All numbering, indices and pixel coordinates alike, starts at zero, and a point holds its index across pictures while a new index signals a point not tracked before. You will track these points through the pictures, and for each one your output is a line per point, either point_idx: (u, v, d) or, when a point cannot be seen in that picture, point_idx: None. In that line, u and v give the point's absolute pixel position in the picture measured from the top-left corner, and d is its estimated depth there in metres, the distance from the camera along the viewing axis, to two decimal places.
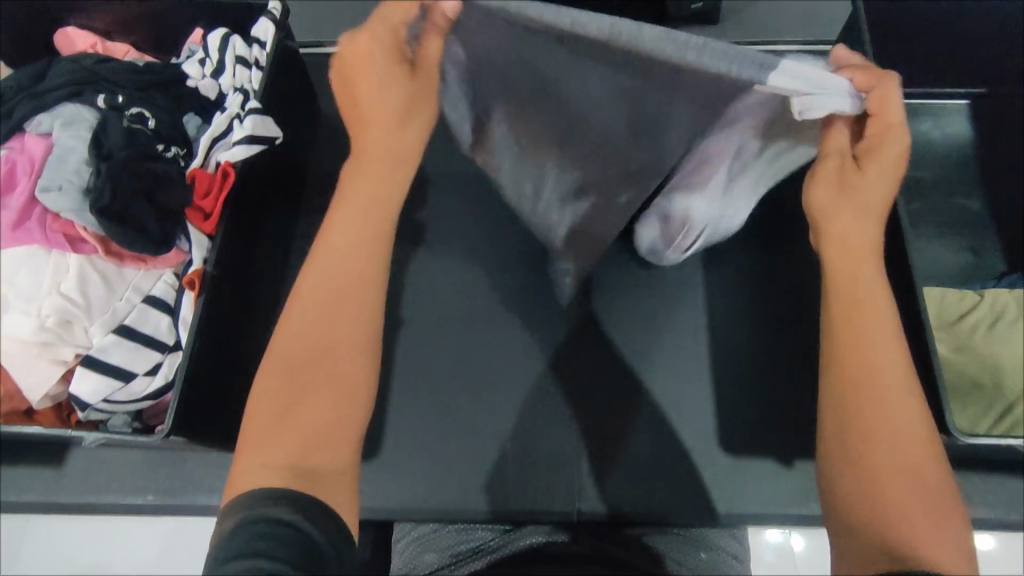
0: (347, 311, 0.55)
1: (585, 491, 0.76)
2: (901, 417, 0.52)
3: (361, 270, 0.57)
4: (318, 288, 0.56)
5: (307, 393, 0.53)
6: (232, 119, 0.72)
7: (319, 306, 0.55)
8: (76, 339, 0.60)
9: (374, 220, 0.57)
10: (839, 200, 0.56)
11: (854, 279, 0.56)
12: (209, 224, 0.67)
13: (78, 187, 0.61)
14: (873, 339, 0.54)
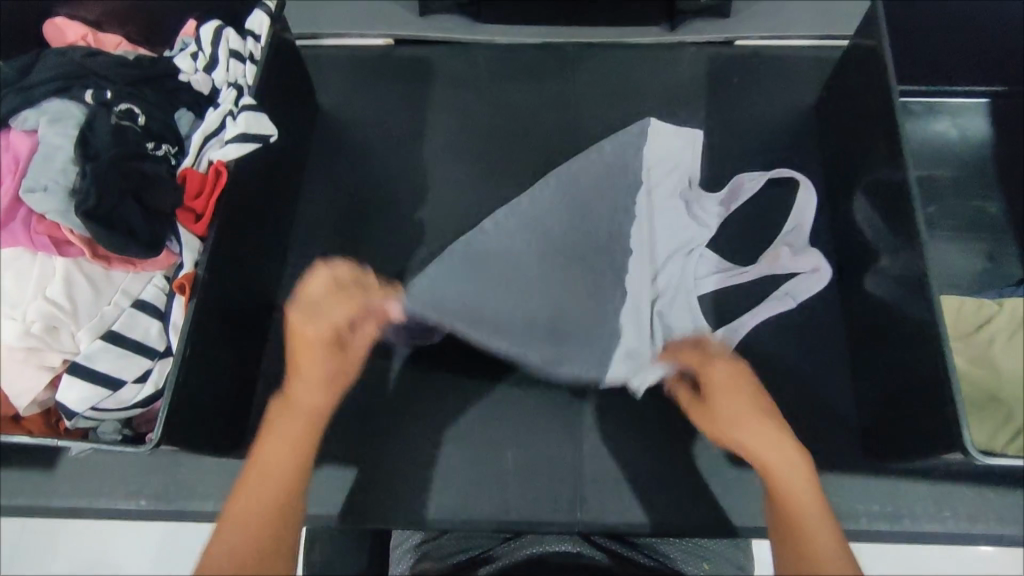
0: (290, 447, 0.66)
1: (585, 501, 0.75)
2: (817, 535, 0.58)
3: (293, 457, 0.65)
4: (272, 452, 0.65)
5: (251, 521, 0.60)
6: (224, 116, 0.70)
7: (274, 455, 0.65)
8: (62, 345, 0.58)
9: (314, 403, 0.69)
10: (730, 423, 0.68)
11: (777, 467, 0.64)
12: (199, 226, 0.65)
13: (64, 187, 0.58)
14: (788, 476, 0.63)
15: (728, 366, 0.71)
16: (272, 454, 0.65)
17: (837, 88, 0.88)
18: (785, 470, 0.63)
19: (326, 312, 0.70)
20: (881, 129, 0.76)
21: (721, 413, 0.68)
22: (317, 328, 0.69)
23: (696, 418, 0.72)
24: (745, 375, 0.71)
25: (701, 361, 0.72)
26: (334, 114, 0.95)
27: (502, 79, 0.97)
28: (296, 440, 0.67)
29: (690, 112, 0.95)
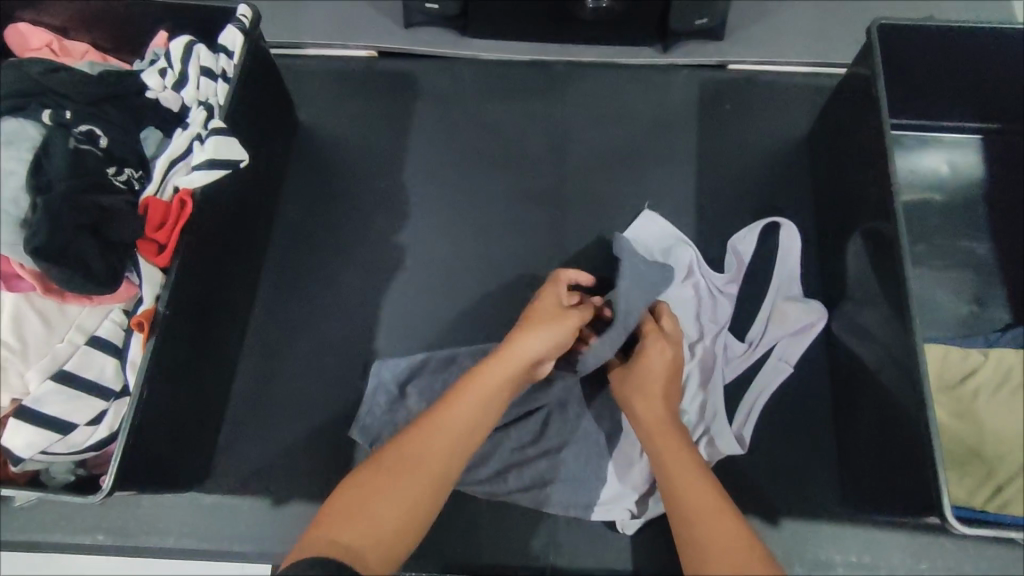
0: (462, 435, 0.61)
1: (559, 545, 0.75)
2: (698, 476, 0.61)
3: (470, 424, 0.62)
4: (431, 429, 0.60)
5: (387, 489, 0.56)
6: (192, 139, 0.66)
7: (432, 430, 0.60)
8: (11, 385, 0.55)
9: (473, 411, 0.62)
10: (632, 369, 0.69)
11: (636, 391, 0.68)
12: (162, 258, 0.62)
13: (15, 218, 0.55)
14: (665, 431, 0.65)
15: (675, 352, 0.70)
16: (451, 421, 0.61)
17: (829, 120, 0.86)
18: (647, 399, 0.68)
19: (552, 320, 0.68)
20: (872, 174, 0.74)
21: (633, 376, 0.69)
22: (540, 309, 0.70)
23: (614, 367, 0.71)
24: (675, 368, 0.70)
25: (659, 332, 0.71)
26: (314, 131, 0.92)
27: (488, 98, 0.94)
28: (472, 404, 0.62)
29: (680, 138, 0.93)
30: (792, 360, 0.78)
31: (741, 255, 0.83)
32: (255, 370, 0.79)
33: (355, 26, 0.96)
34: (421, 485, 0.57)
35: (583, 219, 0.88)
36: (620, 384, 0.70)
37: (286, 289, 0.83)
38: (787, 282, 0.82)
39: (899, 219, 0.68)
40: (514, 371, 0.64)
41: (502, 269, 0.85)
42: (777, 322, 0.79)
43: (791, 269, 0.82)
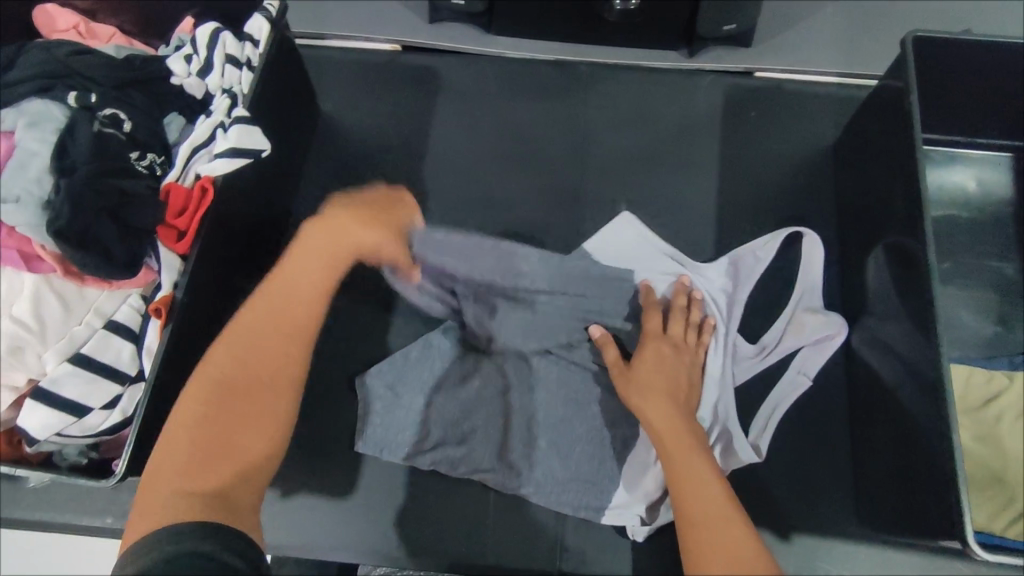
0: (286, 331, 0.58)
1: (566, 549, 0.75)
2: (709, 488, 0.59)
3: (296, 320, 0.59)
4: (245, 337, 0.57)
5: (223, 417, 0.54)
6: (215, 127, 0.66)
7: (247, 338, 0.57)
8: (29, 366, 0.56)
9: (293, 311, 0.59)
10: (637, 365, 0.71)
11: (644, 403, 0.67)
12: (181, 245, 0.62)
13: (37, 199, 0.55)
14: (681, 441, 0.63)
15: (680, 357, 0.72)
16: (267, 324, 0.58)
17: (856, 130, 0.85)
18: (661, 412, 0.66)
19: (355, 215, 0.66)
20: (900, 191, 0.73)
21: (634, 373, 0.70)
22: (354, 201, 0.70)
23: (612, 357, 0.73)
24: (675, 369, 0.71)
25: (666, 339, 0.74)
26: (334, 122, 0.92)
27: (510, 97, 0.94)
28: (294, 302, 0.60)
29: (703, 144, 0.92)
30: (811, 373, 0.77)
31: (759, 260, 0.81)
32: None
33: (380, 19, 0.96)
34: (262, 395, 0.55)
35: (601, 222, 0.87)
36: (625, 383, 0.70)
37: None
38: (807, 293, 0.81)
39: (926, 236, 0.67)
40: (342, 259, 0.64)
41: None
42: (795, 332, 0.78)
43: (812, 278, 0.81)
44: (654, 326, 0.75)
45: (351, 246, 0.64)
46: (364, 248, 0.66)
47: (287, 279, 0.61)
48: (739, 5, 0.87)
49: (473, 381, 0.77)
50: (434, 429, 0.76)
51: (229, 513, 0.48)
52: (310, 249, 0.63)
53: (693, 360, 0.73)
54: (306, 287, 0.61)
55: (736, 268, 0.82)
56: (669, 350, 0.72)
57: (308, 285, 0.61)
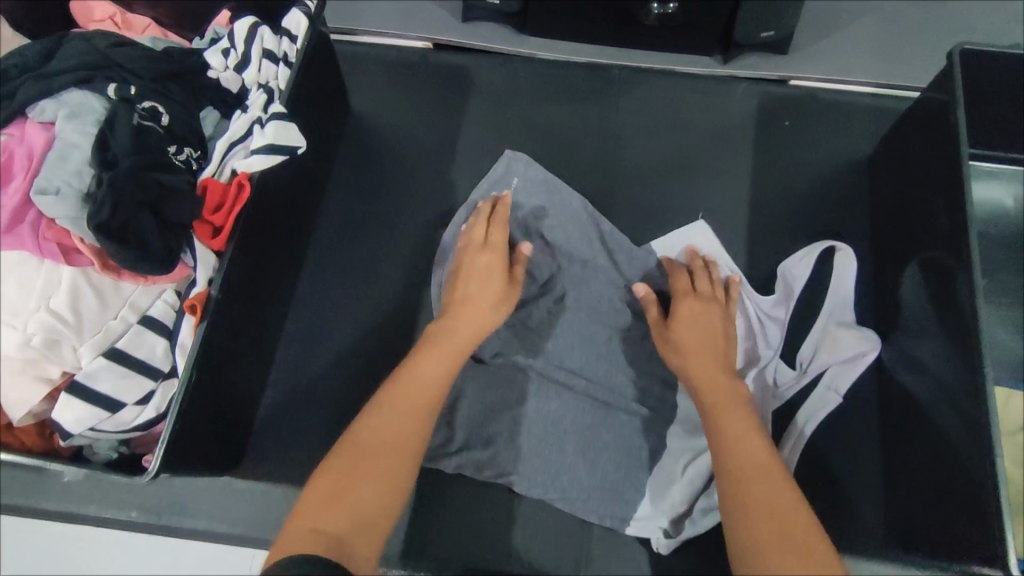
0: (428, 403, 0.62)
1: (590, 558, 0.74)
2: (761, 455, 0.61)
3: (432, 392, 0.63)
4: (396, 404, 0.61)
5: (362, 476, 0.56)
6: (252, 123, 0.65)
7: (398, 405, 0.61)
8: (64, 359, 0.55)
9: (433, 386, 0.63)
10: (673, 324, 0.72)
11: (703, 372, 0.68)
12: (216, 242, 0.61)
13: (77, 191, 0.55)
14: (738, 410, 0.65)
15: (712, 311, 0.73)
16: (413, 391, 0.63)
17: (894, 142, 0.84)
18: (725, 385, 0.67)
19: (478, 275, 0.71)
20: (944, 206, 0.72)
21: (675, 334, 0.71)
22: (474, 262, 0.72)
23: (654, 318, 0.74)
24: (717, 331, 0.71)
25: (696, 295, 0.74)
26: (365, 119, 0.91)
27: (542, 99, 0.93)
28: (436, 373, 0.64)
29: (736, 152, 0.91)
30: (841, 391, 0.76)
31: (794, 277, 0.81)
32: (293, 358, 0.79)
33: (413, 16, 0.95)
34: (397, 461, 0.58)
35: (632, 229, 0.87)
36: (679, 349, 0.70)
37: (328, 279, 0.83)
38: (840, 308, 0.80)
39: (972, 253, 0.66)
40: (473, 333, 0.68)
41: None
42: (828, 349, 0.77)
43: (845, 291, 0.80)
44: (682, 283, 0.75)
45: (476, 331, 0.68)
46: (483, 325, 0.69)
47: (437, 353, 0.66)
48: (779, 12, 0.85)
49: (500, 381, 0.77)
50: (460, 432, 0.75)
51: (347, 558, 0.50)
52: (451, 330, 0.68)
53: (726, 313, 0.74)
54: (448, 360, 0.66)
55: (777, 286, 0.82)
56: (701, 304, 0.73)
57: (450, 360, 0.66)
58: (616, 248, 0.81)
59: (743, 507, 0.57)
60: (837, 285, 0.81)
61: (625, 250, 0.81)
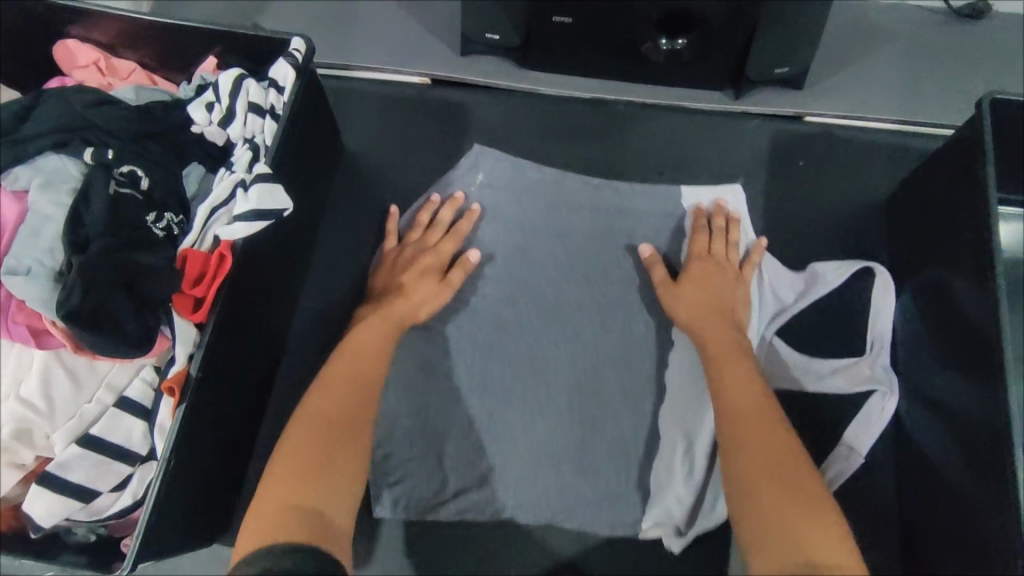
0: (371, 375, 0.67)
1: None
2: (772, 429, 0.62)
3: (374, 367, 0.68)
4: (338, 378, 0.65)
5: (330, 446, 0.59)
6: (235, 185, 0.62)
7: (345, 379, 0.65)
8: (37, 445, 0.53)
9: (370, 364, 0.68)
10: (684, 290, 0.75)
11: (717, 347, 0.71)
12: (198, 315, 0.58)
13: (49, 270, 0.53)
14: (735, 379, 0.67)
15: (723, 275, 0.76)
16: (355, 366, 0.67)
17: (915, 188, 0.80)
18: (728, 354, 0.70)
19: (415, 267, 0.76)
20: (970, 263, 0.69)
21: (679, 293, 0.75)
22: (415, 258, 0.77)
23: (661, 276, 0.77)
24: (720, 288, 0.75)
25: (709, 260, 0.77)
26: (358, 159, 0.88)
27: (544, 138, 0.89)
28: (376, 353, 0.69)
29: (745, 194, 0.87)
30: (865, 452, 0.76)
31: (825, 284, 0.80)
32: (285, 414, 0.77)
33: (410, 50, 0.91)
34: (359, 429, 0.61)
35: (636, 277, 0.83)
36: (695, 323, 0.73)
37: (320, 330, 0.80)
38: (878, 347, 0.78)
39: (1002, 319, 0.64)
40: (405, 317, 0.73)
41: (554, 318, 0.81)
42: (845, 376, 0.78)
43: (881, 331, 0.79)
44: (701, 242, 0.78)
45: (409, 312, 0.73)
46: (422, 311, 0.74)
47: (377, 332, 0.71)
48: (796, 48, 0.80)
49: (495, 414, 0.78)
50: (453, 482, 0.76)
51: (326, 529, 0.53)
52: (387, 308, 0.73)
53: (739, 281, 0.77)
54: (382, 339, 0.70)
55: (808, 284, 0.81)
56: (713, 268, 0.76)
57: (384, 339, 0.70)
58: (605, 211, 0.85)
59: (747, 463, 0.59)
60: (873, 321, 0.80)
61: (620, 212, 0.85)
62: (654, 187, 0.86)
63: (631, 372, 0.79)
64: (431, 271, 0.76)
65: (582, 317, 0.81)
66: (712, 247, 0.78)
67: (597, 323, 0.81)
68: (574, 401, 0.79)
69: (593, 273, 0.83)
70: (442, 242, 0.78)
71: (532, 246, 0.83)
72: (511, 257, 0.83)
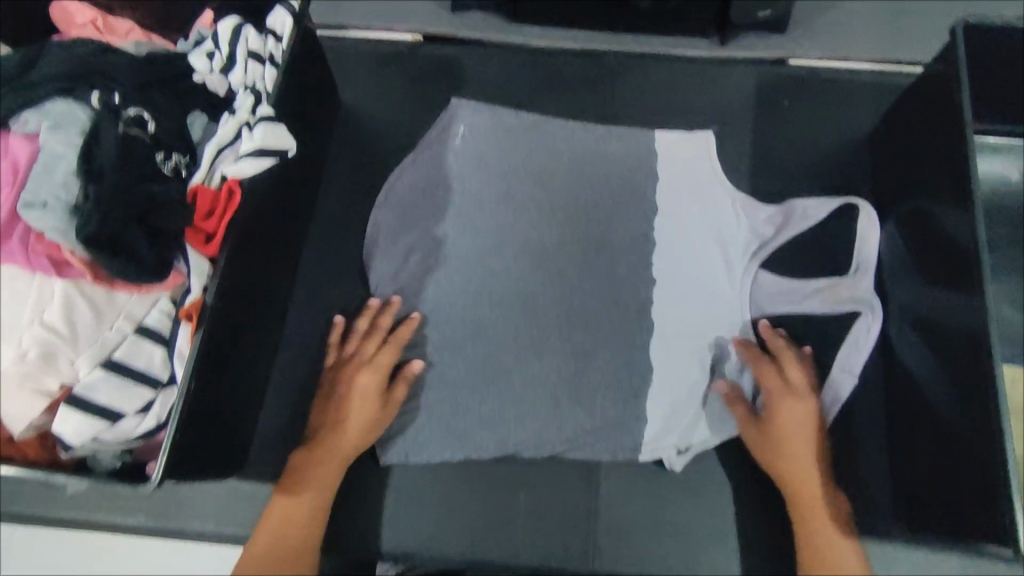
0: (322, 496, 0.70)
1: (598, 548, 0.75)
2: (841, 559, 0.68)
3: (345, 452, 0.71)
4: (317, 454, 0.71)
5: (274, 556, 0.66)
6: (240, 126, 0.65)
7: (319, 454, 0.71)
8: (60, 372, 0.55)
9: (341, 445, 0.71)
10: (782, 397, 0.73)
11: (803, 473, 0.71)
12: (210, 248, 0.61)
13: (65, 204, 0.55)
14: (832, 546, 0.69)
15: (809, 406, 0.73)
16: (325, 444, 0.71)
17: (900, 119, 0.82)
18: (808, 465, 0.71)
19: (357, 398, 0.72)
20: (947, 184, 0.72)
21: (778, 414, 0.72)
22: (358, 383, 0.73)
23: (738, 413, 0.75)
24: (815, 420, 0.73)
25: (788, 389, 0.73)
26: (356, 115, 0.90)
27: (536, 90, 0.92)
28: (352, 435, 0.71)
29: (733, 137, 0.90)
30: (858, 373, 0.78)
31: (806, 216, 0.82)
32: (296, 357, 0.79)
33: (403, 8, 0.93)
34: (299, 558, 0.67)
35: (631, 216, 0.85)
36: (770, 423, 0.73)
37: (328, 277, 0.83)
38: (861, 270, 0.80)
39: (978, 228, 0.67)
40: (352, 452, 0.71)
41: (543, 261, 0.81)
42: (826, 295, 0.80)
43: (869, 255, 0.80)
44: (770, 377, 0.74)
45: (363, 433, 0.71)
46: (367, 439, 0.72)
47: (329, 457, 0.71)
48: None
49: (493, 355, 0.77)
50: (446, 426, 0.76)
51: None
52: (348, 402, 0.72)
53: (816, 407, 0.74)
54: (337, 470, 0.71)
55: (788, 217, 0.83)
56: (802, 407, 0.73)
57: (338, 467, 0.71)
58: (584, 153, 0.86)
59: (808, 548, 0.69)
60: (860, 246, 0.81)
61: (598, 153, 0.86)
62: (631, 131, 0.88)
63: (622, 310, 0.80)
64: (374, 400, 0.72)
65: (567, 255, 0.82)
66: (779, 359, 0.75)
67: (581, 260, 0.82)
68: (573, 337, 0.79)
69: (577, 212, 0.84)
70: (377, 374, 0.73)
71: (514, 189, 0.83)
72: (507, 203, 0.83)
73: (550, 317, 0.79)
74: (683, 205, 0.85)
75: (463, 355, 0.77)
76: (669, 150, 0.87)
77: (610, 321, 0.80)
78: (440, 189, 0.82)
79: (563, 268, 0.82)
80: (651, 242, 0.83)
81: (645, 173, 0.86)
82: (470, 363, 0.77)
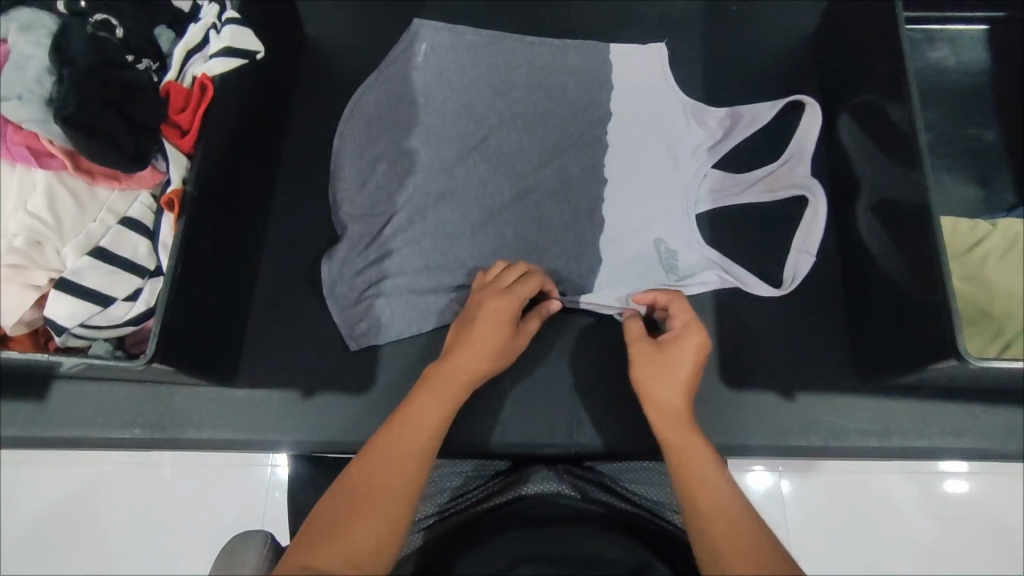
0: (447, 414, 0.60)
1: (585, 426, 0.79)
2: (730, 499, 0.55)
3: (479, 367, 0.63)
4: (450, 370, 0.62)
5: (381, 478, 0.54)
6: (207, 30, 0.66)
7: (454, 369, 0.62)
8: (47, 262, 0.57)
9: (477, 354, 0.63)
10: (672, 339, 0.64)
11: (676, 410, 0.61)
12: (186, 141, 0.63)
13: (40, 96, 0.55)
14: (718, 484, 0.56)
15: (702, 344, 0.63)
16: (462, 355, 0.63)
17: (839, 13, 0.86)
18: (684, 406, 0.61)
19: (493, 314, 0.65)
20: (885, 59, 0.75)
21: (669, 346, 0.63)
22: (501, 306, 0.66)
23: (639, 351, 0.64)
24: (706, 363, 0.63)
25: (678, 325, 0.64)
26: (318, 40, 0.91)
27: (493, 9, 0.94)
28: (483, 344, 0.64)
29: (686, 43, 0.93)
30: (815, 251, 0.79)
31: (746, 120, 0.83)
32: (278, 272, 0.80)
33: None
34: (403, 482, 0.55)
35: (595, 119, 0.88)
36: (659, 353, 0.63)
37: (303, 196, 0.84)
38: (796, 158, 0.82)
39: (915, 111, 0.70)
40: (482, 367, 0.64)
41: (507, 167, 0.80)
42: (766, 184, 0.83)
43: (804, 147, 0.81)
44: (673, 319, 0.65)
45: (492, 340, 0.64)
46: (496, 352, 0.65)
47: (458, 368, 0.62)
48: None
49: (448, 252, 0.77)
50: (397, 320, 0.76)
51: (353, 522, 0.52)
52: (483, 315, 0.65)
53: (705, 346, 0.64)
54: (465, 387, 0.62)
55: (736, 121, 0.83)
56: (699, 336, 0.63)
57: (470, 382, 0.63)
58: (543, 66, 0.84)
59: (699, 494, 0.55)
60: (801, 137, 0.82)
61: (552, 66, 0.85)
62: (586, 43, 0.86)
63: (582, 210, 0.80)
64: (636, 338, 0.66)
65: (526, 160, 0.81)
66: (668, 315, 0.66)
67: (539, 164, 0.81)
68: (545, 228, 0.80)
69: (535, 119, 0.82)
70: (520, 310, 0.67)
71: (475, 102, 0.81)
72: (464, 110, 0.81)
73: (519, 214, 0.80)
74: (639, 112, 0.84)
75: (441, 259, 0.77)
76: (621, 63, 0.86)
77: (586, 220, 0.80)
78: (406, 103, 0.80)
79: (517, 174, 0.81)
80: (604, 145, 0.83)
81: (601, 83, 0.85)
82: (448, 265, 0.77)
